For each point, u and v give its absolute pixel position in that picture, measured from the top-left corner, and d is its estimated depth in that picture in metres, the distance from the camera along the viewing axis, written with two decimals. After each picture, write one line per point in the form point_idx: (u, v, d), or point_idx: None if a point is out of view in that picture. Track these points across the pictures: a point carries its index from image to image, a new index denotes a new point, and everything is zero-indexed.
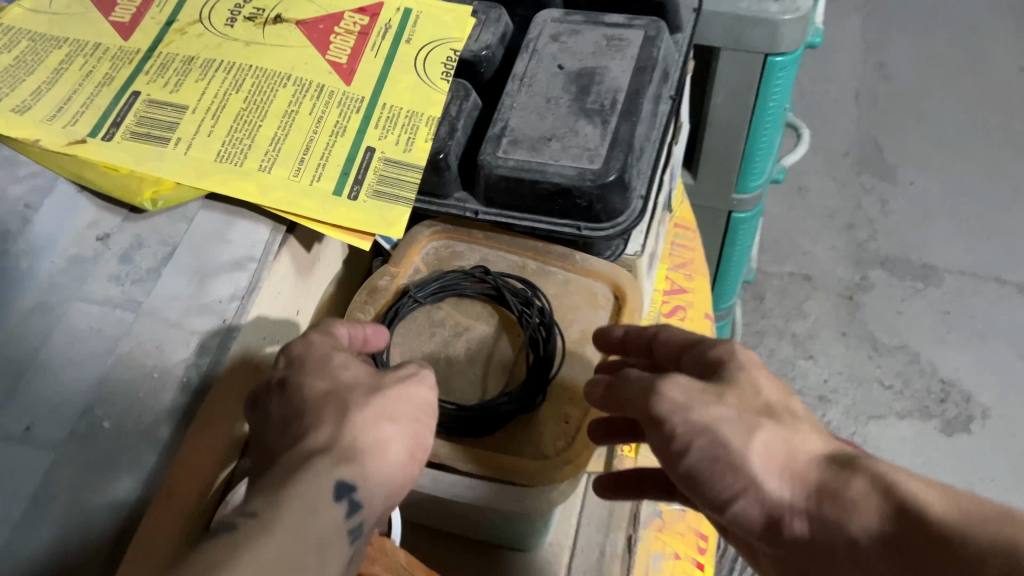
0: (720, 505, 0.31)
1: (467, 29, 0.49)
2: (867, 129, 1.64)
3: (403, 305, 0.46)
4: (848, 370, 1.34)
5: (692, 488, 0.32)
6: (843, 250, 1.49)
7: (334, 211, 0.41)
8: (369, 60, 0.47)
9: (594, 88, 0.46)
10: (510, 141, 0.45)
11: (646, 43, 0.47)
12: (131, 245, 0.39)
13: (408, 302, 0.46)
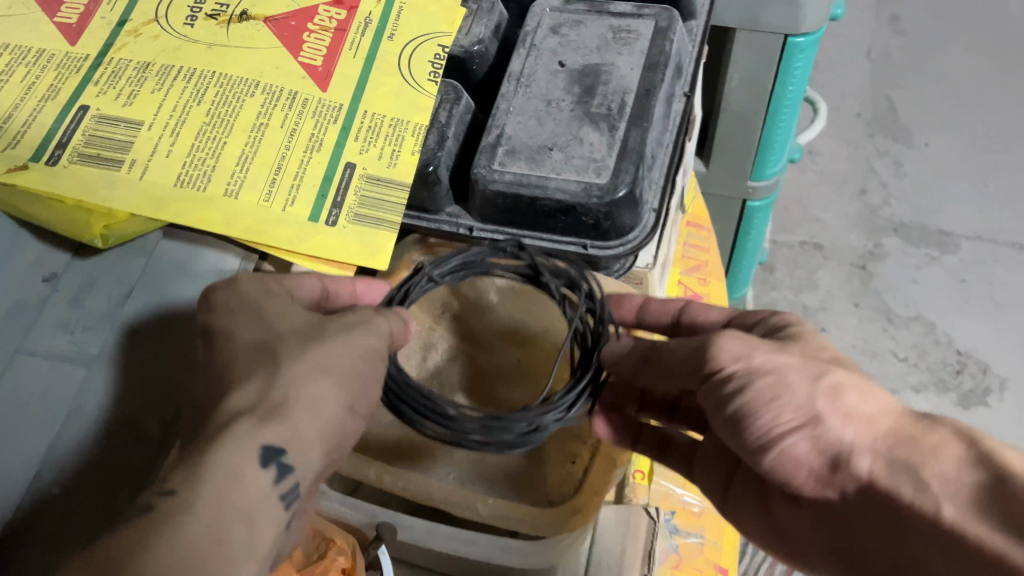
0: (766, 442, 0.31)
1: (456, 22, 0.44)
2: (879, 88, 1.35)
3: (415, 283, 0.38)
4: (862, 344, 1.17)
5: (736, 428, 0.32)
6: (853, 218, 1.27)
7: (311, 239, 0.37)
8: (348, 60, 0.42)
9: (599, 89, 0.41)
10: (506, 150, 0.40)
11: (654, 35, 0.42)
12: (82, 286, 0.35)
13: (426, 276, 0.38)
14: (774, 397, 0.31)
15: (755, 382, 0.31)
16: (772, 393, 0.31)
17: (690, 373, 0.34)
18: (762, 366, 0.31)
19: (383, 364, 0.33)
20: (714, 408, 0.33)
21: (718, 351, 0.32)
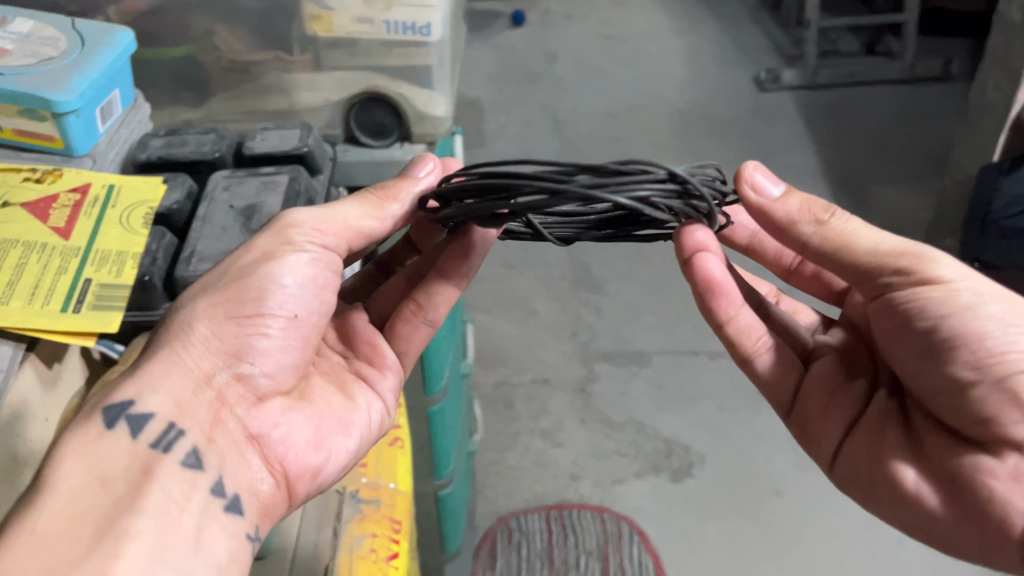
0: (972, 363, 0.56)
1: (160, 192, 0.66)
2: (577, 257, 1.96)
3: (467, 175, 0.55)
4: (590, 449, 1.56)
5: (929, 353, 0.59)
6: (571, 353, 1.75)
7: (60, 323, 0.56)
8: (83, 222, 0.63)
9: (256, 216, 0.65)
10: (198, 259, 0.62)
11: (289, 181, 0.67)
12: None
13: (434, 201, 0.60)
14: (990, 313, 0.56)
15: (953, 291, 0.57)
16: (981, 303, 0.57)
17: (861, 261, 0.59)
18: (979, 289, 0.57)
19: (275, 290, 0.57)
20: (888, 296, 0.60)
21: (933, 258, 0.58)
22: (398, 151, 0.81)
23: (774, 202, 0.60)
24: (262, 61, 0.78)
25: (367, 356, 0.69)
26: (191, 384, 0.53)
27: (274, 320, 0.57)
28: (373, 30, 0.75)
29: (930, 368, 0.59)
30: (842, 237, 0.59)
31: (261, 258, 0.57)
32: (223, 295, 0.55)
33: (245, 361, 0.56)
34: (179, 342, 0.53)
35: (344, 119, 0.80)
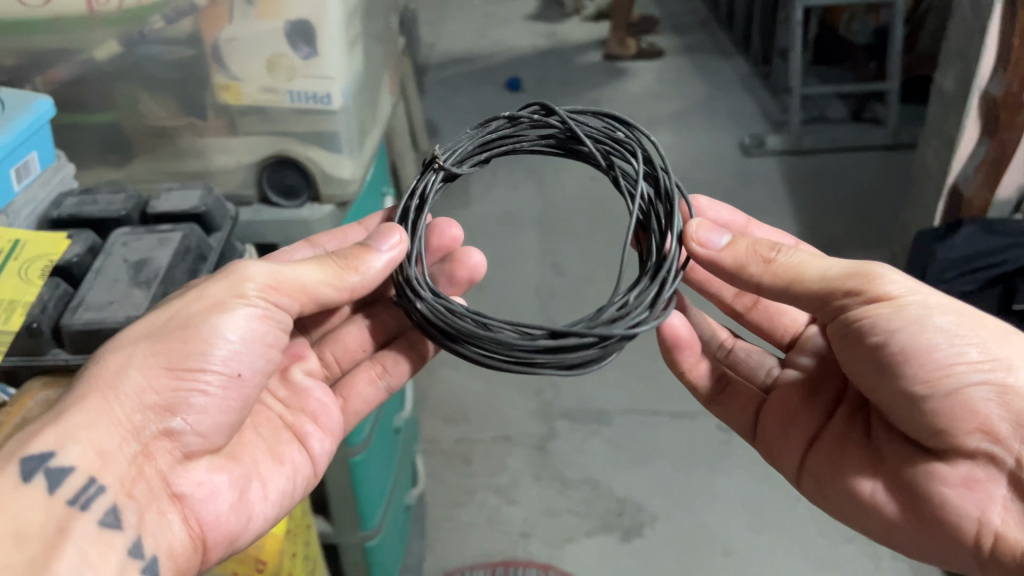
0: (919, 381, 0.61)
1: (63, 246, 0.71)
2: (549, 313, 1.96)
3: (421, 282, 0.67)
4: (543, 507, 1.57)
5: (883, 371, 0.63)
6: (533, 410, 1.77)
7: None
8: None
9: (144, 269, 0.70)
10: (83, 308, 0.67)
11: (181, 238, 0.72)
12: None
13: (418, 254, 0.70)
14: (938, 325, 0.61)
15: (903, 307, 0.62)
16: (931, 316, 0.61)
17: (815, 285, 0.65)
18: (930, 302, 0.62)
19: (220, 344, 0.61)
20: (842, 316, 0.65)
21: (886, 278, 0.63)
22: (305, 211, 0.85)
23: (722, 250, 0.67)
24: (177, 127, 0.84)
25: (299, 408, 0.74)
26: (118, 434, 0.57)
27: (211, 376, 0.61)
28: (279, 99, 0.81)
29: (884, 385, 0.64)
30: (787, 268, 0.65)
31: (211, 310, 0.61)
32: (164, 343, 0.59)
33: (176, 417, 0.60)
34: (106, 394, 0.57)
35: (258, 179, 0.85)
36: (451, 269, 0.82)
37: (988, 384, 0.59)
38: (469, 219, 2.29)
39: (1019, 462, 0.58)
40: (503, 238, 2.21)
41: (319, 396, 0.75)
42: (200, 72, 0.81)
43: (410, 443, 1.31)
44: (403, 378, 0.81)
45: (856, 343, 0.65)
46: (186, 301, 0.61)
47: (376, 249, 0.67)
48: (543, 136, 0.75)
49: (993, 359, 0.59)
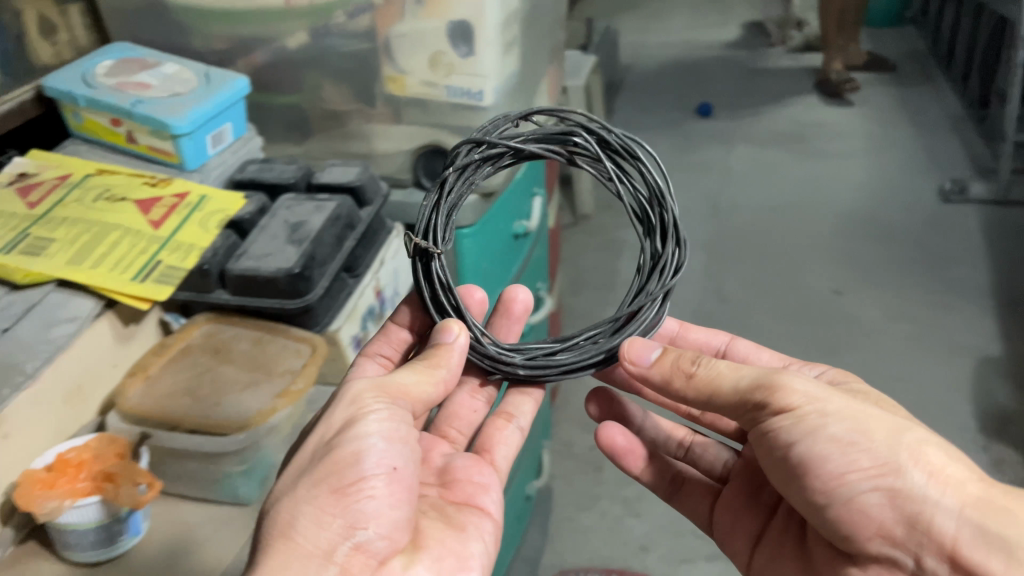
0: (823, 489, 0.59)
1: (238, 205, 0.83)
2: None
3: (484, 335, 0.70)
4: (667, 525, 1.56)
5: (795, 478, 0.61)
6: None
7: (127, 288, 0.73)
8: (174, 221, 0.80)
9: (299, 230, 0.79)
10: (246, 257, 0.77)
11: (335, 206, 0.82)
12: (7, 303, 0.70)
13: (480, 332, 0.69)
14: (830, 435, 0.58)
15: (802, 417, 0.59)
16: (824, 424, 0.58)
17: (730, 396, 0.61)
18: (827, 408, 0.59)
19: (370, 446, 0.58)
20: (760, 423, 0.61)
21: (783, 385, 0.59)
22: (451, 198, 0.93)
23: (652, 366, 0.63)
24: (349, 111, 0.95)
25: (454, 480, 0.69)
26: (314, 562, 0.53)
27: (374, 477, 0.57)
28: (437, 92, 0.89)
29: (796, 492, 0.62)
30: (712, 376, 0.62)
31: (345, 426, 0.59)
32: (320, 473, 0.56)
33: (361, 528, 0.55)
34: (287, 535, 0.54)
35: (413, 166, 0.94)
36: (504, 313, 0.79)
37: (879, 490, 0.57)
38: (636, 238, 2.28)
39: (917, 564, 0.57)
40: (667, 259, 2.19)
41: (465, 467, 0.70)
42: (373, 64, 0.90)
43: (537, 437, 1.36)
44: (530, 411, 0.76)
45: (765, 444, 0.62)
46: (328, 434, 0.59)
47: (447, 342, 0.66)
48: (490, 161, 0.73)
49: (881, 464, 0.57)
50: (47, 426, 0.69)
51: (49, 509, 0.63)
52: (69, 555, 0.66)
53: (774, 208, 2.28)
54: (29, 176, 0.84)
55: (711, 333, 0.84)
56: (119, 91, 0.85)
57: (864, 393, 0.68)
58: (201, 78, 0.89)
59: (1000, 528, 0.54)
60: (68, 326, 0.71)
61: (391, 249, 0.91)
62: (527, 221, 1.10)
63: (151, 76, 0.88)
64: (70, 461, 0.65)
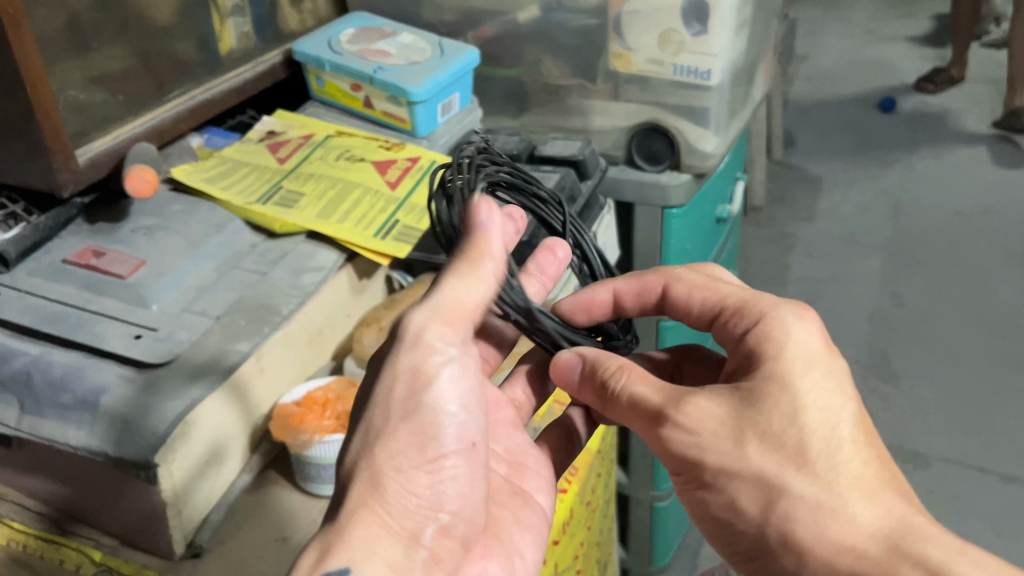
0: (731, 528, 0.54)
1: None
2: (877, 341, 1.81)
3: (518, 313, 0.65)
4: None
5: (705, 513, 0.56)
6: None
7: (370, 243, 0.77)
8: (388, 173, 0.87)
9: None
10: None
11: (559, 178, 0.84)
12: (265, 250, 0.77)
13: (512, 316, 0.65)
14: (721, 503, 0.53)
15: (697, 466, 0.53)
16: (719, 481, 0.53)
17: (643, 421, 0.56)
18: (707, 475, 0.53)
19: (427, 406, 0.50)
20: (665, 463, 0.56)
21: (673, 424, 0.53)
22: (664, 177, 0.93)
23: (581, 383, 0.59)
24: (569, 86, 0.96)
25: (516, 464, 0.63)
26: (400, 545, 0.48)
27: (451, 455, 0.51)
28: (663, 70, 0.89)
29: (717, 538, 0.57)
30: (624, 406, 0.56)
31: (416, 375, 0.50)
32: (402, 438, 0.50)
33: (440, 513, 0.51)
34: (376, 493, 0.48)
35: (628, 144, 0.95)
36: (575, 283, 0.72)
37: (777, 551, 0.52)
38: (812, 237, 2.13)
39: None
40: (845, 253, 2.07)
41: (532, 456, 0.65)
42: (599, 39, 0.91)
43: None
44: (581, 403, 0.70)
45: (675, 480, 0.57)
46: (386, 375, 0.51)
47: (480, 231, 0.52)
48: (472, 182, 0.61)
49: (766, 528, 0.51)
50: (293, 367, 0.75)
51: (301, 441, 0.68)
52: (307, 488, 0.70)
53: (964, 213, 2.12)
54: (276, 134, 0.90)
55: (637, 280, 0.64)
56: (361, 57, 0.90)
57: (816, 354, 0.53)
58: (435, 48, 0.92)
59: None
60: (315, 275, 0.75)
61: (603, 225, 0.91)
62: (729, 203, 1.08)
63: (389, 44, 0.93)
64: (317, 399, 0.71)
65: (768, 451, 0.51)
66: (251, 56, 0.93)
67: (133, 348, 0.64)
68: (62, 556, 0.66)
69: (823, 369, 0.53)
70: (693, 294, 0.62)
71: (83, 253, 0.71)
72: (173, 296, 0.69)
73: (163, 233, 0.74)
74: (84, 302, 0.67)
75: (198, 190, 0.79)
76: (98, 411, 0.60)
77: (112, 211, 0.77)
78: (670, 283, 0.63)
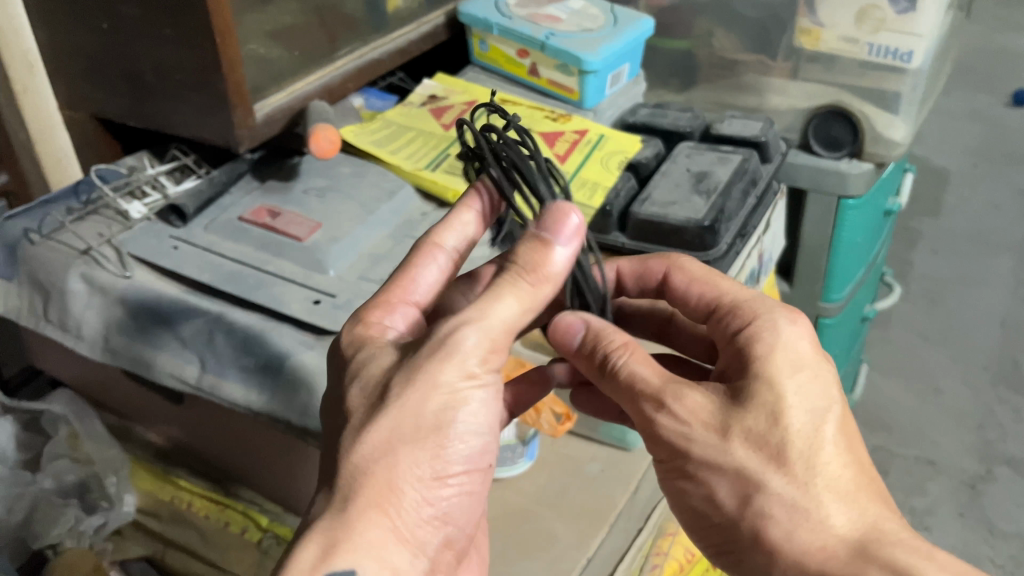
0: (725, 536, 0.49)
1: (636, 147, 0.82)
2: (1010, 349, 1.59)
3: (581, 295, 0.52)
4: (962, 546, 1.31)
5: (697, 507, 0.50)
6: (970, 446, 1.45)
7: None
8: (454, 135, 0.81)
9: (705, 180, 0.76)
10: (649, 203, 0.75)
11: (741, 159, 0.79)
12: (437, 219, 0.73)
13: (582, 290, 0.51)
14: (704, 493, 0.48)
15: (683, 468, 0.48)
16: (703, 481, 0.47)
17: (631, 412, 0.49)
18: (691, 464, 0.47)
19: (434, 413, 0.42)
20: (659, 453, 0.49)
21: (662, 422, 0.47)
22: (844, 164, 0.87)
23: (578, 352, 0.50)
24: (747, 62, 0.91)
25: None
26: (399, 542, 0.41)
27: (459, 474, 0.44)
28: (856, 50, 0.82)
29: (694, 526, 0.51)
30: (614, 388, 0.49)
31: (447, 401, 0.42)
32: (421, 447, 0.42)
33: (443, 510, 0.43)
34: (391, 495, 0.41)
35: (804, 128, 0.88)
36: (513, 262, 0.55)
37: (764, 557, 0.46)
38: (958, 214, 1.80)
39: None
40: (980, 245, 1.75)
41: None
42: (786, 14, 0.86)
43: (858, 362, 1.25)
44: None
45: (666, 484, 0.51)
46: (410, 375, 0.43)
47: (553, 242, 0.43)
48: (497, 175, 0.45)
49: (750, 526, 0.46)
50: None
51: None
52: None
53: None
54: (439, 98, 0.87)
55: (642, 260, 0.59)
56: (532, 22, 0.87)
57: (807, 357, 0.47)
58: (608, 15, 0.89)
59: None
60: (485, 248, 0.71)
61: (775, 212, 0.86)
62: (899, 196, 1.01)
63: (560, 10, 0.89)
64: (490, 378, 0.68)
65: (756, 449, 0.45)
66: (416, 16, 0.90)
67: (313, 315, 0.61)
68: (227, 518, 0.66)
69: (812, 373, 0.47)
70: (693, 287, 0.55)
71: (258, 211, 0.70)
72: (350, 264, 0.67)
73: (336, 196, 0.72)
74: (261, 263, 0.65)
75: (366, 152, 0.78)
76: (283, 377, 0.59)
77: (280, 169, 0.76)
78: (675, 271, 0.56)
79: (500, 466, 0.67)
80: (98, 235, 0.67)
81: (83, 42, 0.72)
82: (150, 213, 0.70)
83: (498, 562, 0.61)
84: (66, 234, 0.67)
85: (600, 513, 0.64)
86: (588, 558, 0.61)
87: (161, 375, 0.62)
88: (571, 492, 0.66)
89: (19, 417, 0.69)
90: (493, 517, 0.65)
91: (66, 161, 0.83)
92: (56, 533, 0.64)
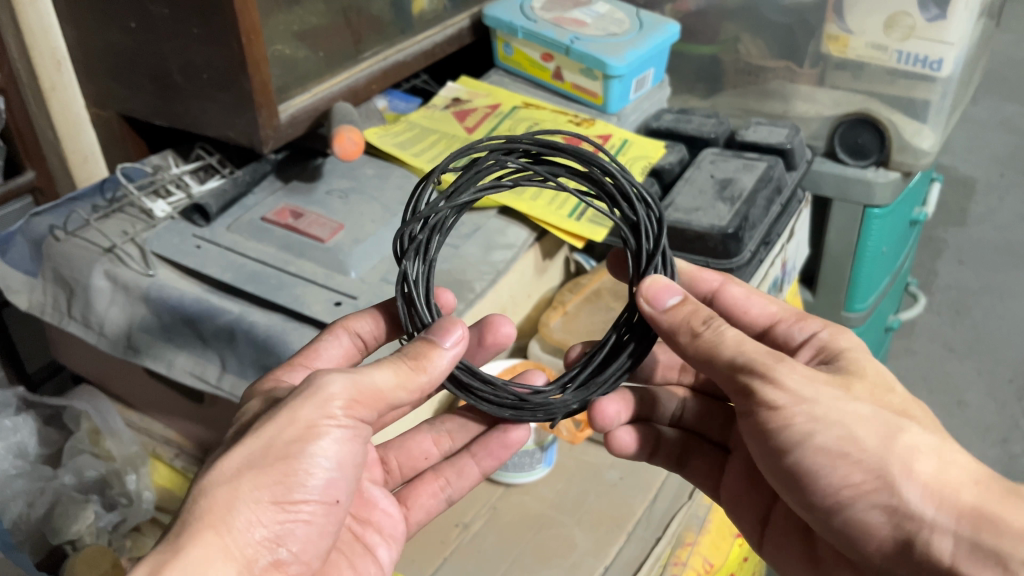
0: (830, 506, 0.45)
1: (660, 153, 0.81)
2: None
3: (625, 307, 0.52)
4: None
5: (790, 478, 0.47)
6: (995, 459, 1.43)
7: (564, 224, 0.73)
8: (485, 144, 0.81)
9: (729, 187, 0.76)
10: (672, 209, 0.74)
11: (766, 167, 0.78)
12: (458, 222, 0.74)
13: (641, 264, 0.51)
14: (820, 446, 0.44)
15: (787, 420, 0.45)
16: (816, 432, 0.44)
17: (724, 374, 0.47)
18: (816, 412, 0.44)
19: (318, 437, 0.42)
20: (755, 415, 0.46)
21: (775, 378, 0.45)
22: (871, 172, 0.86)
23: (665, 314, 0.48)
24: (774, 68, 0.90)
25: (363, 517, 0.54)
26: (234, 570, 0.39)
27: (313, 503, 0.43)
28: (885, 57, 0.81)
29: (795, 499, 0.48)
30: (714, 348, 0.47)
31: (302, 431, 0.42)
32: (267, 472, 0.41)
33: (282, 547, 0.42)
34: (226, 519, 0.39)
35: (831, 134, 0.87)
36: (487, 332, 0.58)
37: (879, 509, 0.43)
38: (987, 223, 1.77)
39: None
40: (1009, 254, 1.72)
41: (385, 514, 0.55)
42: (814, 20, 0.85)
43: (883, 371, 1.24)
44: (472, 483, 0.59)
45: (761, 445, 0.48)
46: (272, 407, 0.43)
47: (441, 346, 0.46)
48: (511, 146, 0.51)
49: (874, 480, 0.43)
50: None
51: None
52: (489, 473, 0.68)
53: None
54: (463, 102, 0.87)
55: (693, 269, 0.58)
56: (557, 26, 0.86)
57: None
58: (634, 20, 0.89)
59: (994, 543, 0.39)
60: (506, 252, 0.71)
61: (800, 220, 0.85)
62: (926, 206, 1.00)
63: (585, 14, 0.89)
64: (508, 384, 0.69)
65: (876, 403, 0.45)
66: (441, 19, 0.90)
67: (333, 316, 0.61)
68: None
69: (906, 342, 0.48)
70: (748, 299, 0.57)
71: (281, 212, 0.70)
72: (373, 265, 0.66)
73: (359, 198, 0.72)
74: (283, 263, 0.65)
75: (389, 153, 0.78)
76: None
77: (303, 170, 0.76)
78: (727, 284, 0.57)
79: (518, 471, 0.67)
80: (122, 233, 0.68)
81: (111, 41, 0.73)
82: (174, 212, 0.70)
83: (514, 567, 0.61)
84: (91, 232, 0.68)
85: (618, 521, 0.64)
86: (605, 567, 0.61)
87: (181, 374, 0.63)
88: (589, 499, 0.66)
89: (41, 413, 0.69)
90: (510, 521, 0.65)
91: (93, 159, 0.84)
92: (75, 530, 0.64)
